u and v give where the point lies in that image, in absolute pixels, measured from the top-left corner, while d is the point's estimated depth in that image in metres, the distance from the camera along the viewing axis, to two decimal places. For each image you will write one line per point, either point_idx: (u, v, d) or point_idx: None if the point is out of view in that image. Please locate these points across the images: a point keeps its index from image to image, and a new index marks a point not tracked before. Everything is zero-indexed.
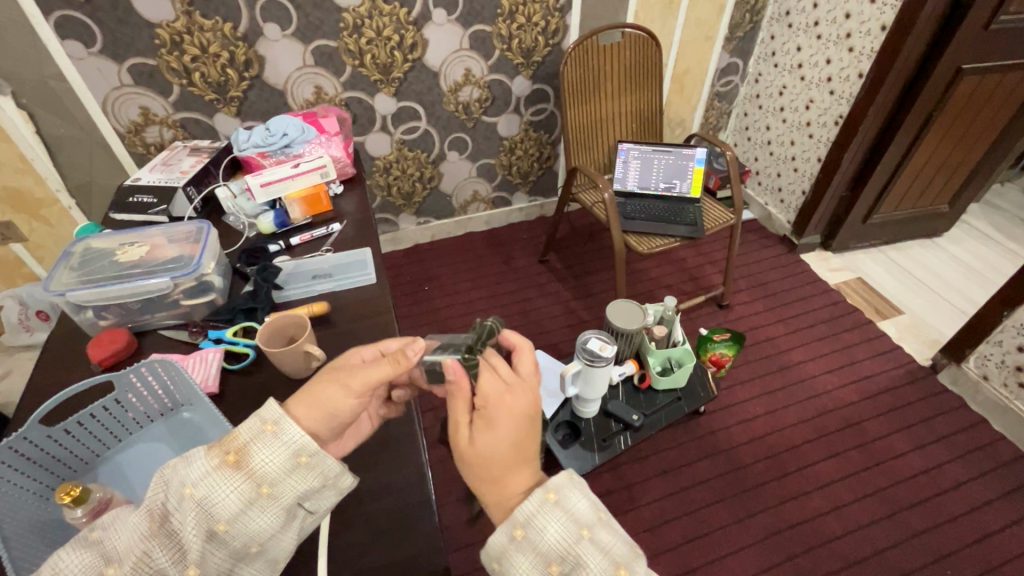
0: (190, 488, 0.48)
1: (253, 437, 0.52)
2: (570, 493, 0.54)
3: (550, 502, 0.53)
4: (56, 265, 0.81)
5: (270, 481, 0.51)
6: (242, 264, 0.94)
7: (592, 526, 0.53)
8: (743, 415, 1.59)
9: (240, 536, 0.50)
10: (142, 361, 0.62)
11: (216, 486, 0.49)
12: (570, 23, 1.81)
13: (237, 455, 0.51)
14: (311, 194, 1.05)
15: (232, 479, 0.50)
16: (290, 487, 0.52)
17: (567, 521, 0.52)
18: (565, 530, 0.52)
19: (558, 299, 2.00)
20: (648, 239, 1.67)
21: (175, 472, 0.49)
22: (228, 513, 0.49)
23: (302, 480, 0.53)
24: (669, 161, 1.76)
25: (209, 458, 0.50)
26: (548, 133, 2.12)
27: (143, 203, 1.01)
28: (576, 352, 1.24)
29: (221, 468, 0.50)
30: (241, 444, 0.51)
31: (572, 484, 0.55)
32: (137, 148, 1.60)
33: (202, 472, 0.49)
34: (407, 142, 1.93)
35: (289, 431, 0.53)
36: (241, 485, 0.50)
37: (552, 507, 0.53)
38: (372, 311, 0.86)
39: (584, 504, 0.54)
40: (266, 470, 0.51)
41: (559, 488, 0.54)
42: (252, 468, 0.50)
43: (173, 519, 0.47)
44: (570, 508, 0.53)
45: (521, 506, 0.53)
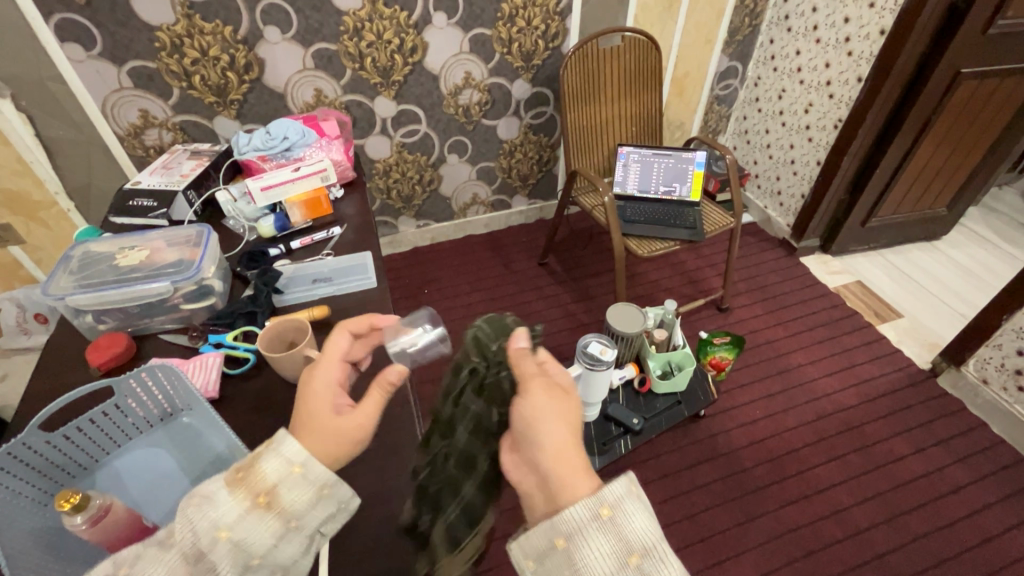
0: (225, 531, 0.47)
1: (283, 478, 0.50)
2: (627, 510, 0.45)
3: (603, 519, 0.45)
4: (55, 269, 0.80)
5: (300, 516, 0.50)
6: (242, 267, 0.93)
7: (645, 553, 0.44)
8: (743, 419, 1.59)
9: (271, 570, 0.49)
10: (143, 366, 0.62)
11: (251, 528, 0.47)
12: (569, 27, 1.81)
13: (267, 497, 0.49)
14: (312, 197, 1.04)
15: (264, 518, 0.48)
16: (317, 522, 0.51)
17: (615, 546, 0.44)
18: (615, 554, 0.44)
19: (557, 302, 2.00)
20: (648, 243, 1.67)
21: (198, 514, 0.47)
22: (262, 549, 0.48)
23: (328, 513, 0.52)
24: (669, 165, 1.77)
25: (236, 500, 0.48)
26: (547, 136, 2.12)
27: (143, 207, 1.00)
28: (577, 356, 1.23)
29: (253, 510, 0.48)
30: (271, 484, 0.49)
31: (632, 500, 0.46)
32: (137, 150, 1.60)
33: (236, 515, 0.47)
34: (407, 145, 1.93)
35: (317, 469, 0.51)
36: (273, 523, 0.48)
37: (601, 526, 0.44)
38: (373, 315, 0.86)
39: (643, 526, 0.45)
40: (295, 508, 0.50)
41: (615, 504, 0.45)
42: (285, 508, 0.49)
43: (207, 560, 0.46)
44: (626, 530, 0.44)
45: (567, 514, 0.45)
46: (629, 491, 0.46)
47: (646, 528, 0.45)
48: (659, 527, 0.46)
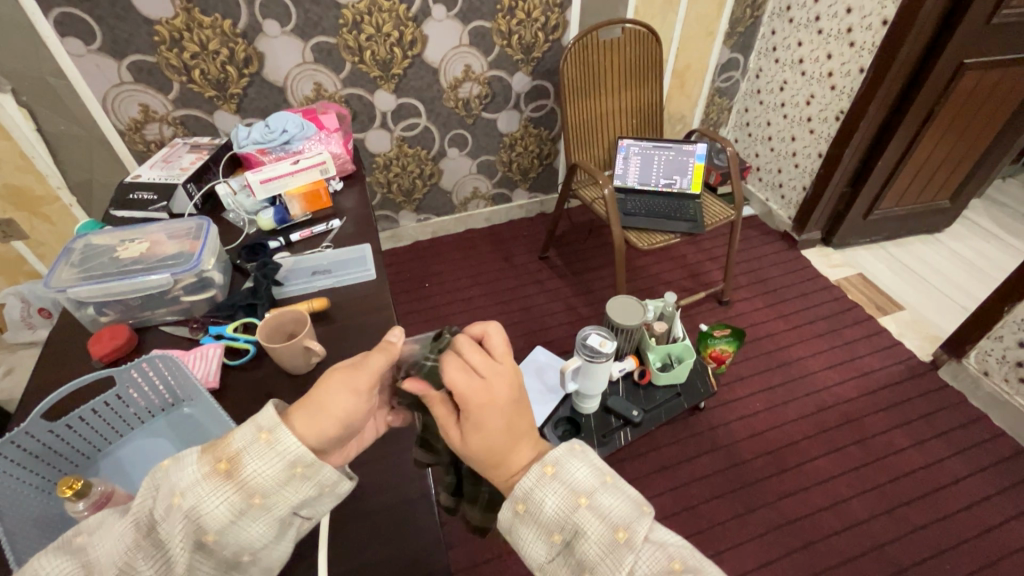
0: (179, 497, 0.46)
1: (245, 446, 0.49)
2: (540, 498, 0.49)
3: (519, 513, 0.49)
4: (56, 261, 0.81)
5: (264, 491, 0.48)
6: (242, 260, 0.93)
7: (563, 529, 0.47)
8: (743, 411, 1.59)
9: (233, 543, 0.48)
10: (143, 357, 0.63)
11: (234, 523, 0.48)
12: (570, 19, 1.80)
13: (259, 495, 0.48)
14: (311, 190, 1.04)
15: (220, 489, 0.47)
16: (287, 500, 0.50)
17: (539, 531, 0.49)
18: (541, 538, 0.48)
19: (558, 295, 2.00)
20: (648, 235, 1.66)
21: (164, 477, 0.47)
22: (218, 522, 0.46)
23: (297, 490, 0.50)
24: (670, 157, 1.76)
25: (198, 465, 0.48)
26: (548, 129, 2.12)
27: (143, 200, 1.00)
28: (577, 348, 1.23)
29: (212, 477, 0.47)
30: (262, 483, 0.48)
31: (539, 489, 0.49)
32: (138, 145, 1.61)
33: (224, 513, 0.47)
34: (408, 138, 1.93)
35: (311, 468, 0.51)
36: (232, 496, 0.47)
37: (523, 518, 0.49)
38: (373, 308, 0.86)
39: (555, 506, 0.48)
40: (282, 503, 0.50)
41: (526, 496, 0.49)
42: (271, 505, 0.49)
43: (162, 528, 0.45)
44: (540, 518, 0.48)
45: (496, 519, 0.51)
46: (538, 482, 0.49)
47: (558, 506, 0.48)
48: (570, 497, 0.48)
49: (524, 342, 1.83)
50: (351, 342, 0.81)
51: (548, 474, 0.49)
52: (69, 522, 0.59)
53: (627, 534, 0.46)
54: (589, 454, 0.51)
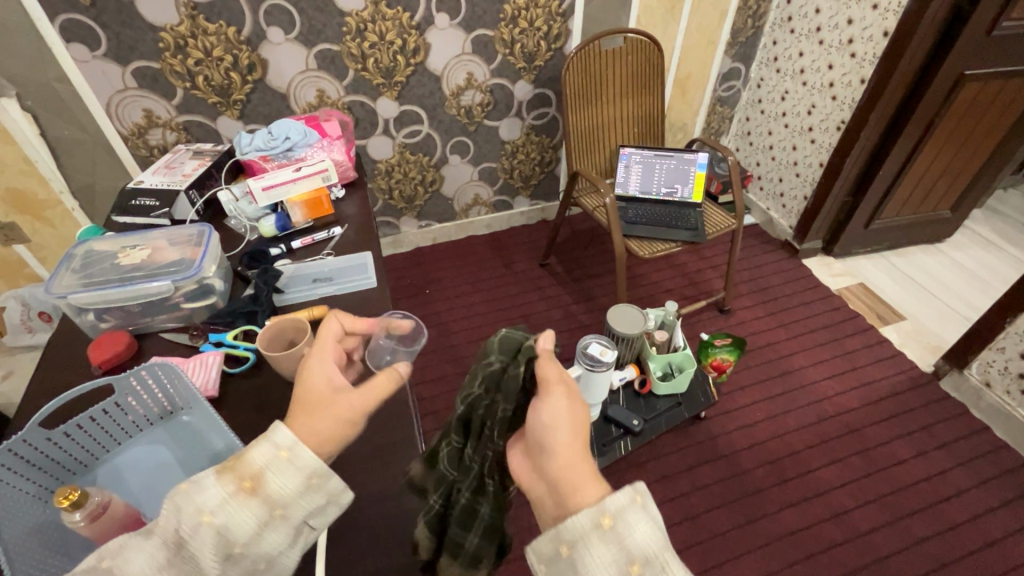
0: (208, 516, 0.46)
1: (267, 463, 0.49)
2: (587, 549, 0.45)
3: (603, 528, 0.45)
4: (57, 267, 0.80)
5: (284, 504, 0.49)
6: (243, 267, 0.93)
7: (646, 563, 0.44)
8: (744, 421, 1.58)
9: (253, 559, 0.48)
10: (143, 364, 0.63)
11: (233, 512, 0.47)
12: (572, 28, 1.81)
13: (252, 481, 0.48)
14: (313, 197, 1.04)
15: (250, 505, 0.48)
16: (276, 489, 0.49)
17: (618, 555, 0.44)
18: (616, 563, 0.44)
19: (558, 303, 2.00)
20: (649, 244, 1.66)
21: (187, 498, 0.47)
22: (212, 502, 0.47)
23: (286, 478, 0.49)
24: (671, 165, 1.77)
25: (223, 484, 0.48)
26: (549, 137, 2.13)
27: (144, 206, 1.00)
28: (577, 357, 1.23)
29: (237, 494, 0.48)
30: (255, 469, 0.49)
31: (634, 512, 0.45)
32: (141, 150, 1.61)
33: (218, 498, 0.47)
34: (410, 145, 1.94)
35: (302, 456, 0.50)
36: (226, 480, 0.48)
37: (606, 535, 0.45)
38: (374, 316, 0.86)
39: (644, 537, 0.45)
40: (279, 494, 0.49)
41: (574, 541, 0.45)
42: (267, 493, 0.48)
43: (193, 545, 0.46)
44: (626, 540, 0.44)
45: (568, 522, 0.46)
46: (591, 531, 0.45)
47: (647, 537, 0.45)
48: (624, 561, 0.44)
49: None
50: None
51: (603, 524, 0.45)
52: (65, 535, 0.58)
53: None
54: (652, 511, 0.46)
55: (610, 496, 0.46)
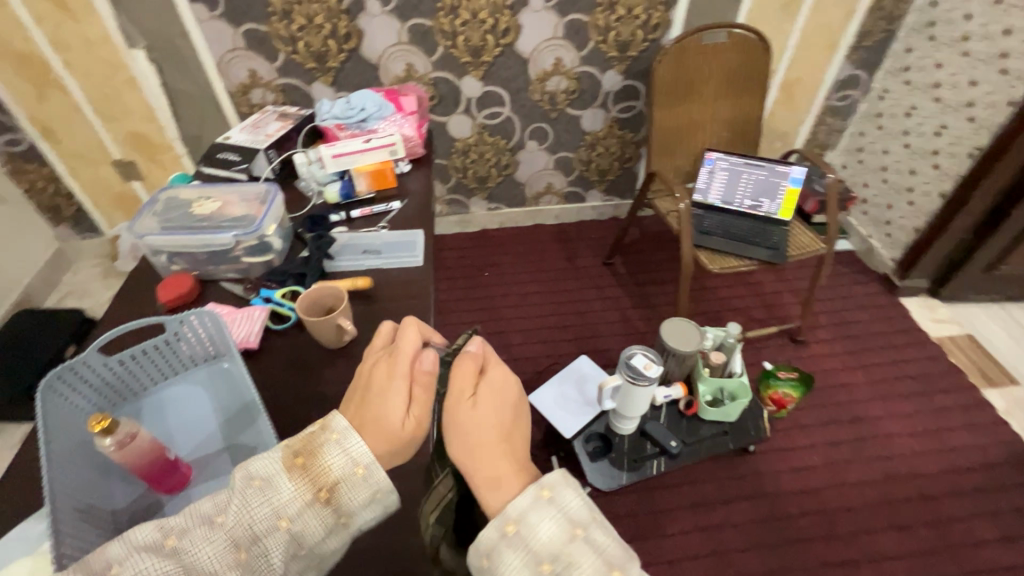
0: (285, 520, 0.48)
1: (344, 474, 0.50)
2: (532, 523, 0.46)
3: (543, 497, 0.48)
4: (142, 210, 0.87)
5: (352, 513, 0.50)
6: (303, 230, 0.97)
7: (587, 525, 0.47)
8: (798, 464, 1.46)
9: (315, 559, 0.50)
10: (195, 310, 0.68)
11: (280, 482, 0.49)
12: (673, 19, 1.72)
13: (303, 457, 0.50)
14: (378, 169, 1.07)
15: (319, 516, 0.48)
16: (326, 466, 0.50)
17: (559, 521, 0.46)
18: (558, 528, 0.46)
19: (616, 305, 1.93)
20: (722, 258, 1.55)
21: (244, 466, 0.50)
22: (264, 469, 0.49)
23: (337, 457, 0.50)
24: (760, 177, 1.63)
25: (299, 488, 0.49)
26: (634, 132, 2.03)
27: (228, 160, 1.07)
28: (619, 366, 1.17)
29: (312, 505, 0.49)
30: (311, 445, 0.51)
31: (569, 482, 0.49)
32: (243, 108, 1.74)
33: (271, 468, 0.49)
34: (489, 127, 1.94)
35: (355, 439, 0.51)
36: (282, 448, 0.51)
37: (546, 504, 0.47)
38: (414, 296, 0.86)
39: (579, 505, 0.48)
40: (329, 474, 0.50)
41: (518, 517, 0.47)
42: (317, 470, 0.49)
43: (260, 544, 0.47)
44: (563, 508, 0.47)
45: (511, 501, 0.48)
46: (533, 504, 0.47)
47: (580, 506, 0.48)
48: (564, 528, 0.46)
49: (573, 348, 1.79)
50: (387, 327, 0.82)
51: (544, 495, 0.48)
52: (107, 464, 0.63)
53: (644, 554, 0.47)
54: (595, 479, 0.50)
55: (552, 470, 0.50)
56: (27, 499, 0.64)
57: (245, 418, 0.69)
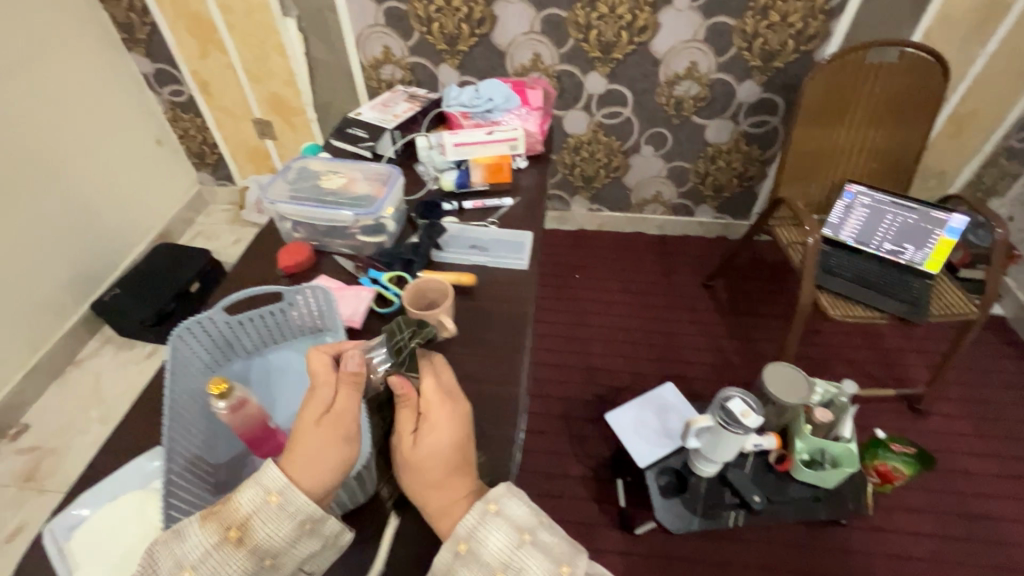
0: (191, 568, 0.49)
1: (254, 511, 0.51)
2: (482, 537, 0.55)
3: (490, 511, 0.56)
4: (276, 177, 0.92)
5: (274, 554, 0.51)
6: (416, 215, 0.99)
7: (533, 530, 0.56)
8: (895, 549, 1.30)
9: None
10: (308, 286, 0.72)
11: (217, 566, 0.49)
12: (834, 30, 1.54)
13: (237, 531, 0.51)
14: (496, 162, 1.05)
15: (230, 560, 0.50)
16: (261, 539, 0.50)
17: (507, 530, 0.55)
18: (506, 538, 0.54)
19: (710, 332, 1.81)
20: (845, 305, 1.38)
21: (173, 552, 0.50)
22: (194, 555, 0.50)
23: (274, 528, 0.51)
24: (908, 220, 1.43)
25: (205, 535, 0.51)
26: (762, 149, 1.87)
27: (357, 136, 1.10)
28: (712, 406, 1.09)
29: (256, 574, 0.51)
30: (242, 518, 0.51)
31: (511, 494, 0.57)
32: (372, 82, 1.81)
33: (201, 553, 0.50)
34: (606, 126, 1.87)
35: (292, 501, 0.51)
36: (211, 531, 0.51)
37: (493, 517, 0.55)
38: (514, 300, 0.85)
39: (521, 511, 0.56)
40: (267, 544, 0.51)
41: (470, 534, 0.55)
42: (253, 545, 0.50)
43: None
44: (510, 517, 0.56)
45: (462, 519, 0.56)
46: (480, 519, 0.55)
47: (524, 513, 0.56)
48: (513, 535, 0.55)
49: (656, 369, 1.71)
50: (484, 328, 0.81)
51: (491, 510, 0.56)
52: (215, 422, 0.67)
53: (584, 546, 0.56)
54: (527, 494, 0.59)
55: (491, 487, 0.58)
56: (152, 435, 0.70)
57: None
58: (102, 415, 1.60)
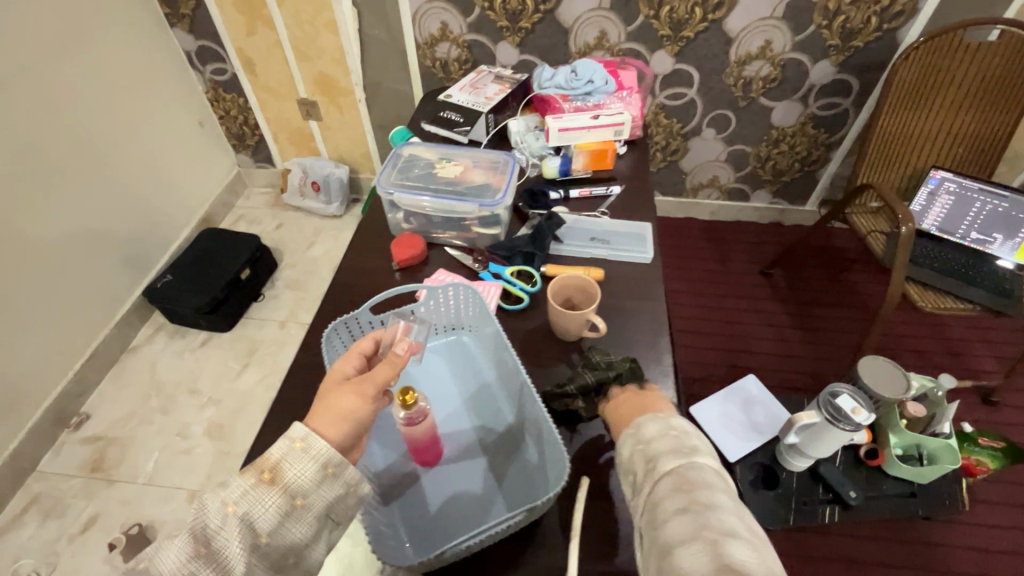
0: (233, 506, 0.48)
1: (283, 455, 0.50)
2: (620, 452, 0.56)
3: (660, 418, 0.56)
4: (386, 164, 0.88)
5: (304, 494, 0.49)
6: (524, 204, 0.95)
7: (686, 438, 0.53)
8: (980, 542, 1.26)
9: (281, 549, 0.48)
10: (453, 283, 0.72)
11: (255, 504, 0.48)
12: (922, 8, 1.47)
13: (270, 473, 0.49)
14: (600, 149, 1.00)
15: (267, 497, 0.48)
16: (294, 477, 0.49)
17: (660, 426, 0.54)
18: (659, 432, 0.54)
19: (772, 320, 1.77)
20: (935, 296, 1.34)
21: (213, 494, 0.48)
22: (234, 494, 0.48)
23: (301, 467, 0.50)
24: (999, 208, 1.38)
25: (243, 480, 0.49)
26: (829, 133, 1.80)
27: (450, 120, 1.05)
28: (817, 402, 1.06)
29: (290, 514, 0.49)
30: (274, 461, 0.50)
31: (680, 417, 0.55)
32: (426, 61, 1.73)
33: (240, 490, 0.48)
34: (668, 108, 1.80)
35: (317, 444, 0.51)
36: (246, 473, 0.49)
37: (660, 420, 0.55)
38: (644, 295, 0.81)
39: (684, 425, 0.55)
40: (298, 483, 0.49)
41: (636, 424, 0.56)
42: (285, 484, 0.49)
43: (221, 537, 0.47)
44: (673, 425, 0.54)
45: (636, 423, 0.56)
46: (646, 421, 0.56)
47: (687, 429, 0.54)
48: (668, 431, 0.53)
49: (720, 359, 1.68)
50: (619, 325, 0.77)
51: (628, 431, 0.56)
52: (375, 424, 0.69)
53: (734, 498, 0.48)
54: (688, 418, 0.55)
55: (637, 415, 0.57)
56: None
57: (485, 393, 0.73)
58: (163, 403, 1.57)
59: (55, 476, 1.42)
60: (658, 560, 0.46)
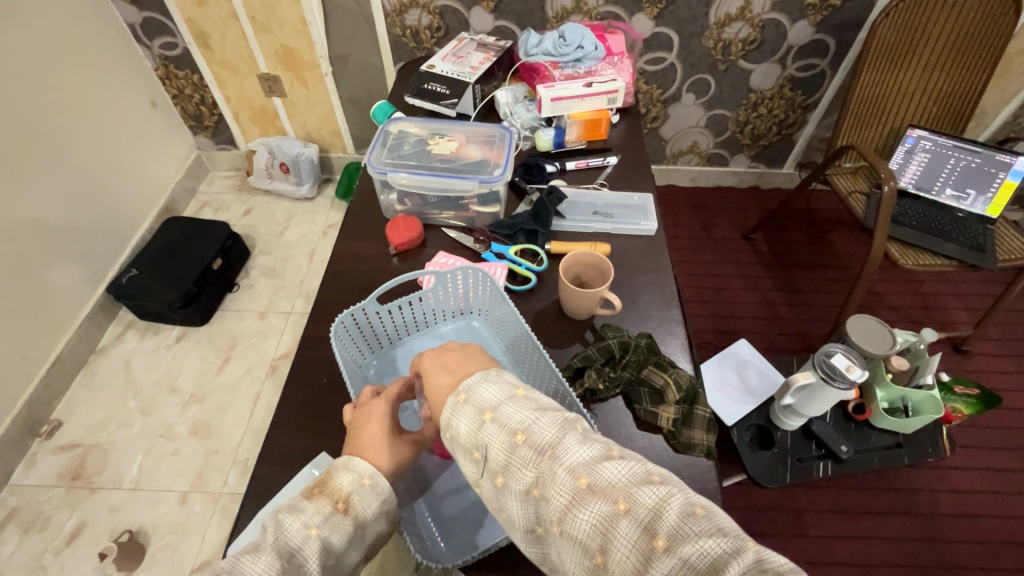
0: (315, 530, 0.44)
1: (353, 489, 0.48)
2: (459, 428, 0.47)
3: (459, 399, 0.48)
4: (375, 142, 0.82)
5: (365, 526, 0.48)
6: (519, 178, 0.91)
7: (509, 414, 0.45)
8: (958, 485, 1.34)
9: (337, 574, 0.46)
10: (461, 266, 0.69)
11: (336, 531, 0.45)
12: None
13: (345, 503, 0.47)
14: (594, 118, 0.97)
15: (342, 526, 0.46)
16: (365, 511, 0.48)
17: (472, 413, 0.47)
18: (472, 419, 0.46)
19: (757, 285, 1.80)
20: (913, 252, 1.38)
21: (290, 515, 0.45)
22: (313, 517, 0.45)
23: (371, 502, 0.48)
24: (970, 164, 1.42)
25: (318, 506, 0.46)
26: (807, 94, 1.81)
27: (436, 92, 1.00)
28: (812, 361, 1.08)
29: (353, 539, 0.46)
30: (347, 492, 0.48)
31: (483, 379, 0.49)
32: (396, 29, 1.63)
33: (320, 516, 0.45)
34: (647, 73, 1.77)
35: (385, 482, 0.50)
36: (319, 500, 0.47)
37: (462, 405, 0.48)
38: (650, 268, 0.80)
39: (493, 392, 0.47)
40: (365, 515, 0.48)
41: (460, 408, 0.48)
42: (359, 514, 0.47)
43: (304, 558, 0.43)
44: (476, 397, 0.47)
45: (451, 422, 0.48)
46: (452, 411, 0.48)
47: (514, 412, 0.45)
48: (476, 416, 0.46)
49: (708, 325, 1.70)
50: (628, 300, 0.76)
51: (460, 401, 0.48)
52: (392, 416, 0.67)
53: (588, 477, 0.40)
54: (503, 374, 0.50)
55: (466, 375, 0.50)
56: (308, 441, 0.64)
57: None
58: (142, 404, 1.50)
59: (32, 488, 1.35)
60: (578, 559, 0.39)
